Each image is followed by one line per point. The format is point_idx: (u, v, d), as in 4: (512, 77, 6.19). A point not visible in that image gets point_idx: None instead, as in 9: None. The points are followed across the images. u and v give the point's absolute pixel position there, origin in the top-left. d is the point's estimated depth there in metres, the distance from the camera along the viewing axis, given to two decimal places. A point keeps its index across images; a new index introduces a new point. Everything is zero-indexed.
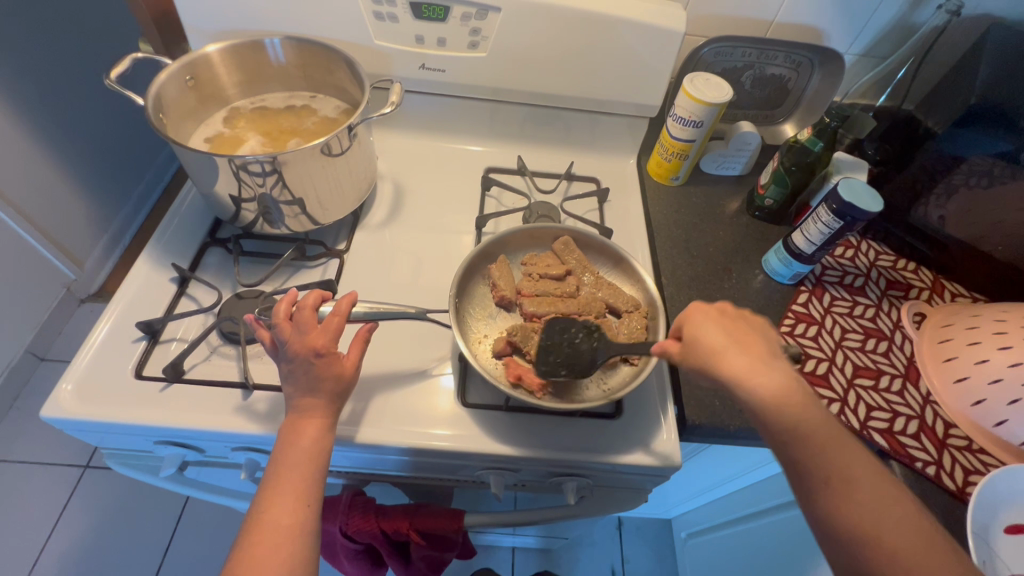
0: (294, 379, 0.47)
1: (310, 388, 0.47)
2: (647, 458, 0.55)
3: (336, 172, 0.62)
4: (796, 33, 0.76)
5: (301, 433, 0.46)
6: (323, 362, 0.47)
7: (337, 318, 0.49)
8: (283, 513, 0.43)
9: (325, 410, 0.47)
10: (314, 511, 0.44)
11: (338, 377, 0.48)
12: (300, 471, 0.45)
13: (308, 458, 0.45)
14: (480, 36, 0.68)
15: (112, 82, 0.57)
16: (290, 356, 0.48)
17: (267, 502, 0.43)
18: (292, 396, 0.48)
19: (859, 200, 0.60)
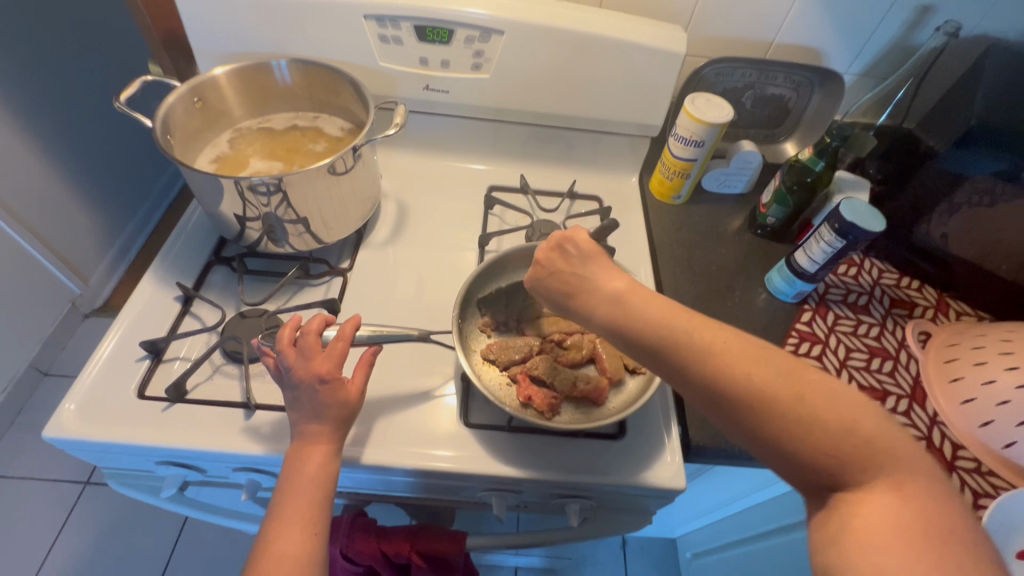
0: (299, 406, 0.47)
1: (315, 414, 0.47)
2: (652, 480, 0.54)
3: (340, 193, 0.63)
4: (795, 54, 0.77)
5: (306, 461, 0.46)
6: (328, 388, 0.47)
7: (342, 343, 0.49)
8: (290, 543, 0.42)
9: (330, 436, 0.47)
10: (321, 539, 0.44)
11: (344, 403, 0.48)
12: (306, 496, 0.45)
13: (314, 485, 0.45)
14: (483, 58, 0.69)
15: (121, 104, 0.58)
16: (295, 382, 0.48)
17: (274, 532, 0.43)
18: (297, 423, 0.47)
19: (862, 220, 0.60)
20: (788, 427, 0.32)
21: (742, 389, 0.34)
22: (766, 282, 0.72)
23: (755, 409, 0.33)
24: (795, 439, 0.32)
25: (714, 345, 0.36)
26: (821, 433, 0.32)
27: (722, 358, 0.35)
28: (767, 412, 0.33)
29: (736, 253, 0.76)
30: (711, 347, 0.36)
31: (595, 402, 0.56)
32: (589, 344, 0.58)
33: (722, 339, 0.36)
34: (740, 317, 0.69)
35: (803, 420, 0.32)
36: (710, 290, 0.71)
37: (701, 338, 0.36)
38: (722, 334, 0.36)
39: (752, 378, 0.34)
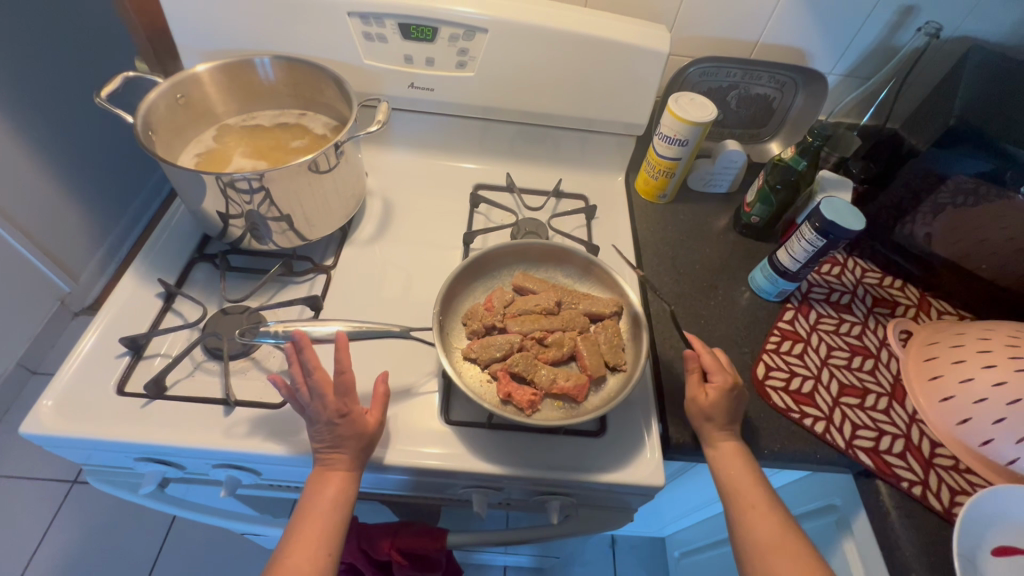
0: (320, 437, 0.50)
1: (333, 444, 0.49)
2: (632, 478, 0.54)
3: (324, 191, 0.63)
4: (780, 54, 0.77)
5: (325, 487, 0.49)
6: (346, 422, 0.49)
7: (348, 375, 0.50)
8: (305, 560, 0.46)
9: (348, 462, 0.50)
10: (334, 559, 0.47)
11: (362, 434, 0.50)
12: (324, 518, 0.48)
13: (331, 509, 0.48)
14: (467, 56, 0.69)
15: (101, 100, 0.57)
16: (314, 418, 0.50)
17: (290, 549, 0.46)
18: (317, 450, 0.50)
19: (841, 218, 0.60)
20: (762, 551, 0.47)
21: (747, 521, 0.49)
22: (749, 280, 0.73)
23: (745, 536, 0.49)
24: (769, 555, 0.47)
25: (757, 527, 0.48)
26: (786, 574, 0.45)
27: (741, 496, 0.50)
28: (752, 538, 0.48)
29: (721, 251, 0.76)
30: (726, 475, 0.52)
31: (575, 398, 0.56)
32: (571, 341, 0.58)
33: (734, 468, 0.52)
34: (723, 315, 0.69)
35: (777, 546, 0.47)
36: (693, 288, 0.72)
37: (720, 463, 0.53)
38: (736, 467, 0.52)
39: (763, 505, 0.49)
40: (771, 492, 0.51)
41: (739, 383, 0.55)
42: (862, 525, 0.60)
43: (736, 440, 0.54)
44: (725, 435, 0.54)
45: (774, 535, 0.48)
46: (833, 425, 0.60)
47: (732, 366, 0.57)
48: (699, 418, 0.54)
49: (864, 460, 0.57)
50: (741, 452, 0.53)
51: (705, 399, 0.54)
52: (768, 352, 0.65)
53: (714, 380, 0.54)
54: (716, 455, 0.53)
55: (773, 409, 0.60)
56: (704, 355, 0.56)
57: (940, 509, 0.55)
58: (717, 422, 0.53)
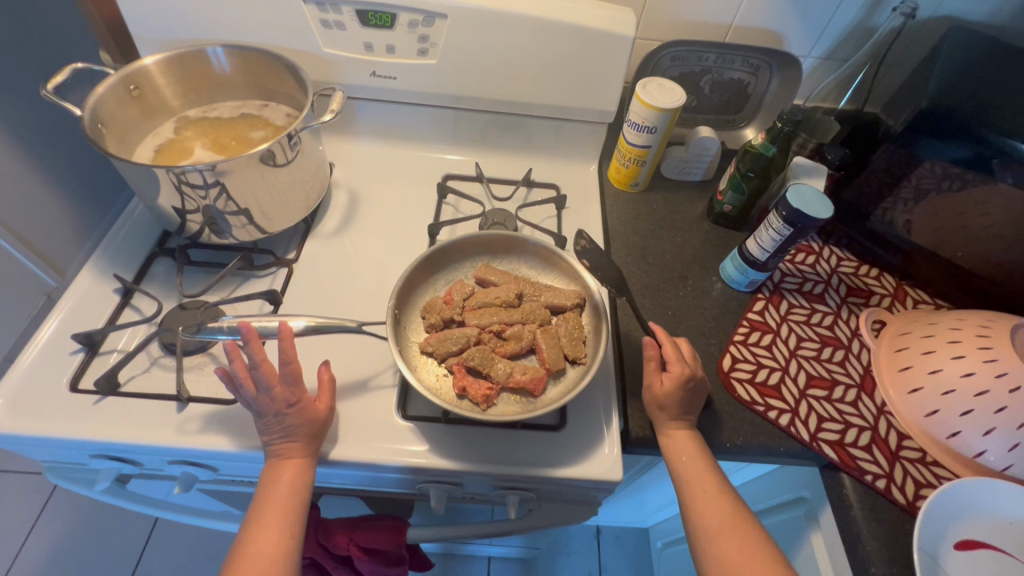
0: (269, 429, 0.49)
1: (285, 435, 0.49)
2: (589, 472, 0.53)
3: (280, 183, 0.62)
4: (754, 37, 0.75)
5: (278, 476, 0.48)
6: (296, 411, 0.49)
7: (294, 364, 0.50)
8: (268, 544, 0.46)
9: (303, 451, 0.49)
10: (297, 541, 0.48)
11: (314, 421, 0.50)
12: (283, 504, 0.47)
13: (290, 495, 0.48)
14: (428, 43, 0.67)
15: (48, 92, 0.56)
16: (262, 411, 0.49)
17: (252, 535, 0.47)
18: (268, 442, 0.49)
19: (808, 206, 0.59)
20: (709, 533, 0.49)
21: (698, 505, 0.50)
22: (720, 270, 0.71)
23: (697, 521, 0.50)
24: (715, 538, 0.48)
25: (704, 508, 0.50)
26: (732, 554, 0.47)
27: (693, 483, 0.51)
28: (702, 522, 0.49)
29: (693, 241, 0.75)
30: (679, 464, 0.52)
31: (532, 392, 0.55)
32: (530, 334, 0.57)
33: (686, 457, 0.52)
34: (692, 307, 0.68)
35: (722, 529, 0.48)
36: (663, 279, 0.70)
37: (673, 451, 0.53)
38: (688, 455, 0.52)
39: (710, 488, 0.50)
40: (720, 475, 0.52)
41: (697, 375, 0.56)
42: (828, 518, 0.60)
43: (689, 429, 0.54)
44: (677, 424, 0.54)
45: (720, 517, 0.49)
46: (798, 417, 0.58)
47: (693, 358, 0.57)
48: (652, 407, 0.55)
49: (828, 453, 0.56)
50: (693, 439, 0.54)
51: (660, 387, 0.54)
52: (735, 343, 0.64)
53: (672, 369, 0.55)
54: (670, 442, 0.54)
55: (738, 402, 0.59)
56: (665, 345, 0.57)
57: (904, 502, 0.54)
58: (669, 412, 0.54)
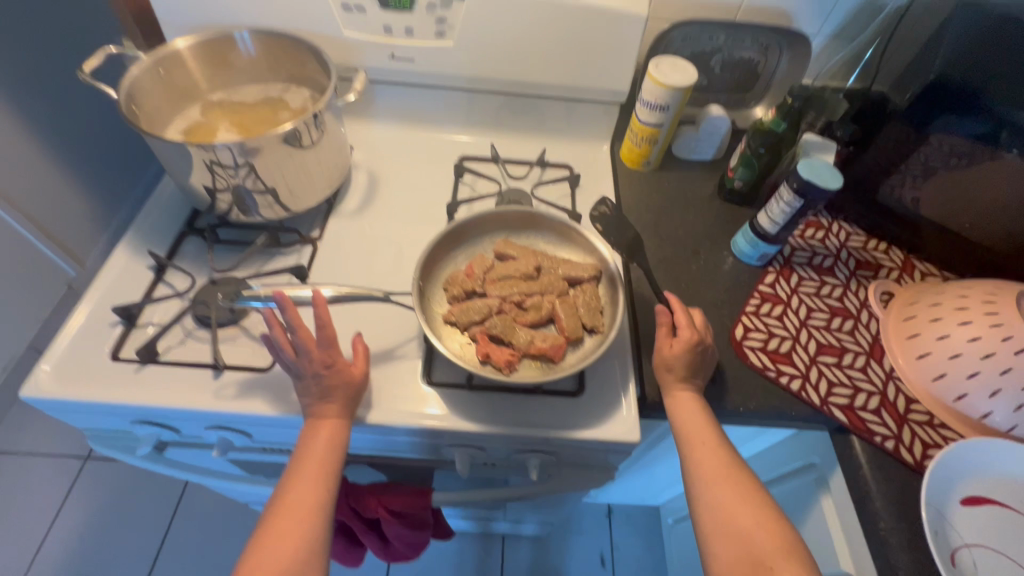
0: (308, 390, 0.52)
1: (324, 396, 0.51)
2: (608, 434, 0.56)
3: (306, 163, 0.64)
4: (764, 16, 0.76)
5: (317, 433, 0.51)
6: (334, 372, 0.52)
7: (327, 329, 0.51)
8: (306, 493, 0.48)
9: (339, 412, 0.52)
10: (333, 495, 0.49)
11: (350, 383, 0.53)
12: (320, 458, 0.50)
13: (328, 450, 0.50)
14: (446, 25, 0.69)
15: (84, 75, 0.59)
16: (302, 372, 0.52)
17: (290, 484, 0.49)
18: (307, 403, 0.52)
19: (818, 178, 0.61)
20: (704, 480, 0.49)
21: (695, 455, 0.51)
22: (732, 245, 0.73)
23: (693, 470, 0.51)
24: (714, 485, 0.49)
25: (702, 459, 0.51)
26: (723, 499, 0.48)
27: (693, 435, 0.52)
28: (698, 471, 0.50)
29: (704, 218, 0.77)
30: (680, 419, 0.54)
31: (553, 358, 0.57)
32: (549, 304, 0.59)
33: (688, 413, 0.54)
34: (704, 280, 0.70)
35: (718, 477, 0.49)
36: (675, 253, 0.72)
37: (676, 408, 0.55)
38: (690, 412, 0.54)
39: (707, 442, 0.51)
40: (721, 432, 0.53)
41: (706, 341, 0.57)
42: (838, 480, 0.62)
43: (694, 391, 0.56)
44: (684, 386, 0.56)
45: (717, 466, 0.50)
46: (809, 383, 0.60)
47: (704, 327, 0.59)
48: (661, 369, 0.57)
49: (838, 416, 0.58)
50: (697, 400, 0.55)
51: (670, 350, 0.56)
52: (748, 314, 0.66)
53: (681, 334, 0.56)
54: (675, 402, 0.55)
55: (750, 368, 0.61)
56: (677, 312, 0.58)
57: (912, 462, 0.56)
58: (676, 374, 0.56)
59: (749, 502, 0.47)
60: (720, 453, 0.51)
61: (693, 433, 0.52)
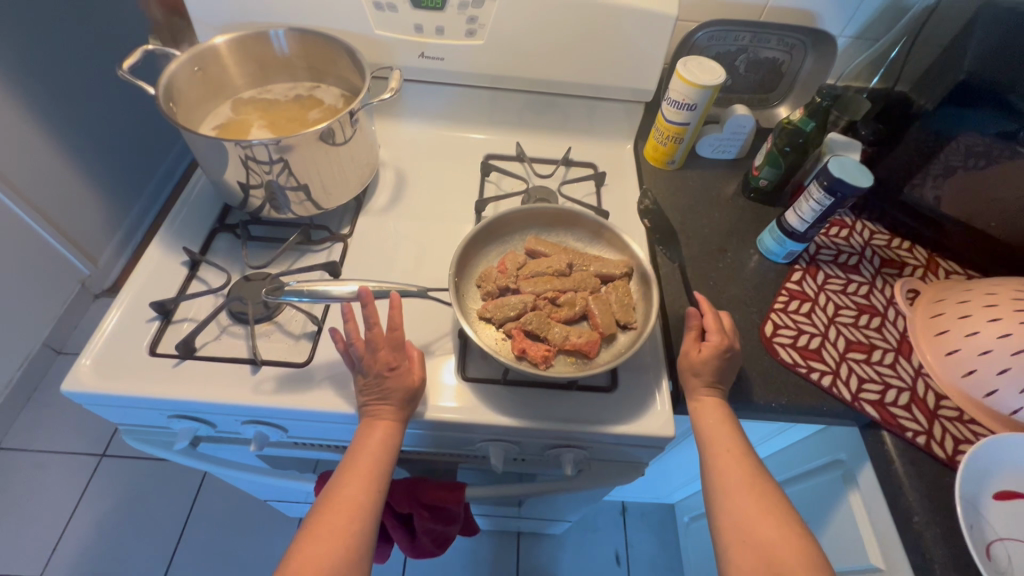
0: (368, 389, 0.52)
1: (380, 396, 0.52)
2: (643, 429, 0.56)
3: (339, 160, 0.65)
4: (789, 17, 0.77)
5: (371, 432, 0.51)
6: (395, 375, 0.52)
7: (376, 329, 0.53)
8: (356, 491, 0.49)
9: (394, 413, 0.52)
10: (382, 497, 0.50)
11: (410, 386, 0.53)
12: (371, 458, 0.50)
13: (379, 452, 0.51)
14: (477, 24, 0.70)
15: (124, 73, 0.59)
16: (365, 370, 0.53)
17: (342, 481, 0.50)
18: (364, 402, 0.53)
19: (848, 176, 0.61)
20: (726, 488, 0.50)
21: (718, 464, 0.51)
22: (758, 243, 0.74)
23: (716, 478, 0.51)
24: (732, 491, 0.49)
25: (723, 465, 0.51)
26: (742, 505, 0.48)
27: (716, 443, 0.52)
28: (720, 479, 0.50)
29: (729, 216, 0.77)
30: (703, 427, 0.54)
31: (588, 354, 0.57)
32: (582, 301, 0.60)
33: (711, 421, 0.53)
34: (731, 278, 0.70)
35: (738, 484, 0.49)
36: (702, 251, 0.73)
37: (700, 415, 0.54)
38: (714, 420, 0.54)
39: (728, 448, 0.52)
40: (745, 442, 0.53)
41: (735, 348, 0.57)
42: (867, 476, 0.62)
43: (719, 396, 0.55)
44: (709, 391, 0.55)
45: (738, 473, 0.50)
46: (839, 379, 0.61)
47: (733, 331, 0.58)
48: (687, 372, 0.57)
49: (869, 412, 0.59)
50: (722, 407, 0.55)
51: (698, 354, 0.56)
52: (776, 311, 0.67)
53: (710, 339, 0.56)
54: (698, 406, 0.55)
55: (781, 364, 0.62)
56: (707, 315, 0.58)
57: (944, 457, 0.56)
58: (703, 378, 0.55)
59: (766, 510, 0.47)
60: (739, 459, 0.51)
61: (715, 438, 0.52)
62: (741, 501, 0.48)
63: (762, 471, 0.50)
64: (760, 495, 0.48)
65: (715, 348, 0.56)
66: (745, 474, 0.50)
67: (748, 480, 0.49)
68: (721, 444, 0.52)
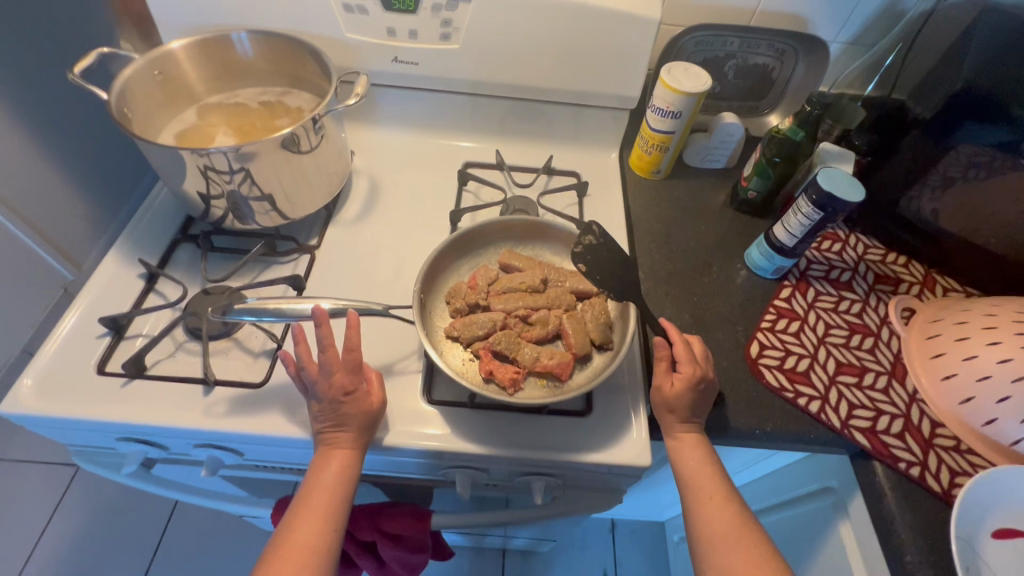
0: (323, 415, 0.49)
1: (337, 423, 0.49)
2: (617, 458, 0.53)
3: (304, 169, 0.62)
4: (779, 21, 0.74)
5: (327, 463, 0.48)
6: (352, 400, 0.49)
7: (331, 350, 0.49)
8: (311, 532, 0.46)
9: (352, 442, 0.49)
10: (339, 534, 0.47)
11: (368, 412, 0.50)
12: (327, 494, 0.47)
13: (336, 486, 0.48)
14: (451, 27, 0.67)
15: (76, 76, 0.57)
16: (320, 396, 0.49)
17: (295, 521, 0.46)
18: (318, 429, 0.49)
19: (838, 189, 0.58)
20: (713, 537, 0.47)
21: (702, 510, 0.48)
22: (746, 257, 0.70)
23: (701, 525, 0.48)
24: (720, 542, 0.46)
25: (709, 511, 0.48)
26: (731, 557, 0.45)
27: (699, 485, 0.49)
28: (706, 526, 0.47)
29: (717, 229, 0.74)
30: (684, 467, 0.50)
31: (560, 376, 0.54)
32: (556, 319, 0.57)
33: (693, 460, 0.50)
34: (717, 294, 0.67)
35: (724, 534, 0.46)
36: (687, 265, 0.70)
37: (679, 453, 0.51)
38: (695, 457, 0.50)
39: (712, 492, 0.49)
40: (728, 480, 0.50)
41: (709, 376, 0.53)
42: (858, 508, 0.59)
43: (698, 432, 0.52)
44: (686, 427, 0.52)
45: (725, 521, 0.47)
46: (828, 405, 0.58)
47: (705, 358, 0.54)
48: (661, 409, 0.53)
49: (860, 441, 0.55)
50: (702, 442, 0.51)
51: (671, 388, 0.52)
52: (764, 330, 0.63)
53: (681, 369, 0.52)
54: (677, 445, 0.51)
55: (766, 389, 0.58)
56: (676, 344, 0.53)
57: (938, 491, 0.53)
58: (679, 415, 0.52)
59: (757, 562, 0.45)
60: (724, 504, 0.48)
61: (699, 482, 0.49)
62: (731, 553, 0.46)
63: (748, 514, 0.48)
64: (750, 545, 0.46)
65: (686, 383, 0.52)
66: (732, 522, 0.47)
67: (735, 528, 0.47)
68: (705, 489, 0.49)
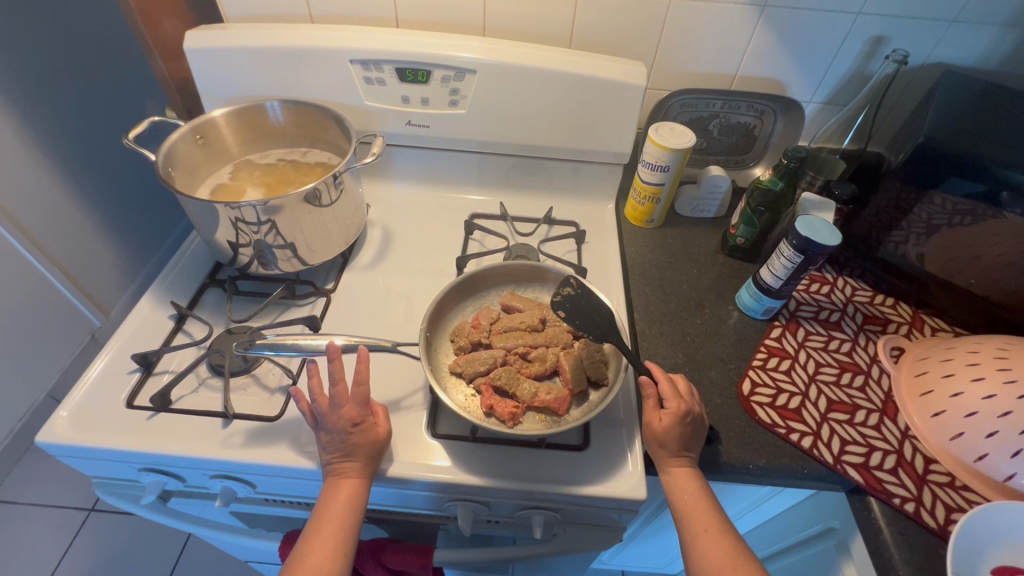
0: (333, 446, 0.52)
1: (345, 453, 0.52)
2: (614, 491, 0.54)
3: (323, 220, 0.68)
4: (758, 85, 0.81)
5: (337, 493, 0.51)
6: (359, 431, 0.52)
7: (341, 385, 0.53)
8: (322, 558, 0.48)
9: (360, 472, 0.52)
10: (349, 560, 0.49)
11: (375, 441, 0.53)
12: (337, 521, 0.49)
13: (345, 515, 0.50)
14: (459, 95, 0.75)
15: (129, 141, 0.64)
16: (328, 428, 0.52)
17: (308, 548, 0.49)
18: (328, 461, 0.52)
19: (816, 235, 0.62)
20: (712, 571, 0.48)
21: (699, 544, 0.49)
22: (736, 300, 0.74)
23: (698, 560, 0.49)
24: None
25: (704, 548, 0.49)
26: None
27: (694, 519, 0.50)
28: (703, 560, 0.48)
29: (709, 273, 0.78)
30: (681, 503, 0.51)
31: (557, 411, 0.57)
32: (554, 356, 0.60)
33: (688, 495, 0.52)
34: (711, 334, 0.70)
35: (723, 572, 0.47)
36: (680, 307, 0.73)
37: (674, 489, 0.52)
38: (689, 491, 0.52)
39: (708, 530, 0.49)
40: (723, 515, 0.51)
41: (695, 411, 0.55)
42: (859, 547, 0.59)
43: (690, 465, 0.54)
44: (679, 461, 0.53)
45: (723, 559, 0.48)
46: (820, 440, 0.59)
47: (690, 394, 0.57)
48: (653, 444, 0.54)
49: (854, 476, 0.56)
50: (695, 475, 0.53)
51: (659, 424, 0.54)
52: (754, 368, 0.66)
53: (669, 406, 0.54)
54: (671, 480, 0.53)
55: (759, 424, 0.60)
56: (661, 381, 0.56)
57: (934, 526, 0.53)
58: (670, 449, 0.53)
59: None
60: (719, 540, 0.49)
61: (695, 519, 0.50)
62: None
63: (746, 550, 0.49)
64: None
65: (675, 419, 0.54)
66: (730, 558, 0.48)
67: (735, 566, 0.47)
68: (700, 525, 0.50)
